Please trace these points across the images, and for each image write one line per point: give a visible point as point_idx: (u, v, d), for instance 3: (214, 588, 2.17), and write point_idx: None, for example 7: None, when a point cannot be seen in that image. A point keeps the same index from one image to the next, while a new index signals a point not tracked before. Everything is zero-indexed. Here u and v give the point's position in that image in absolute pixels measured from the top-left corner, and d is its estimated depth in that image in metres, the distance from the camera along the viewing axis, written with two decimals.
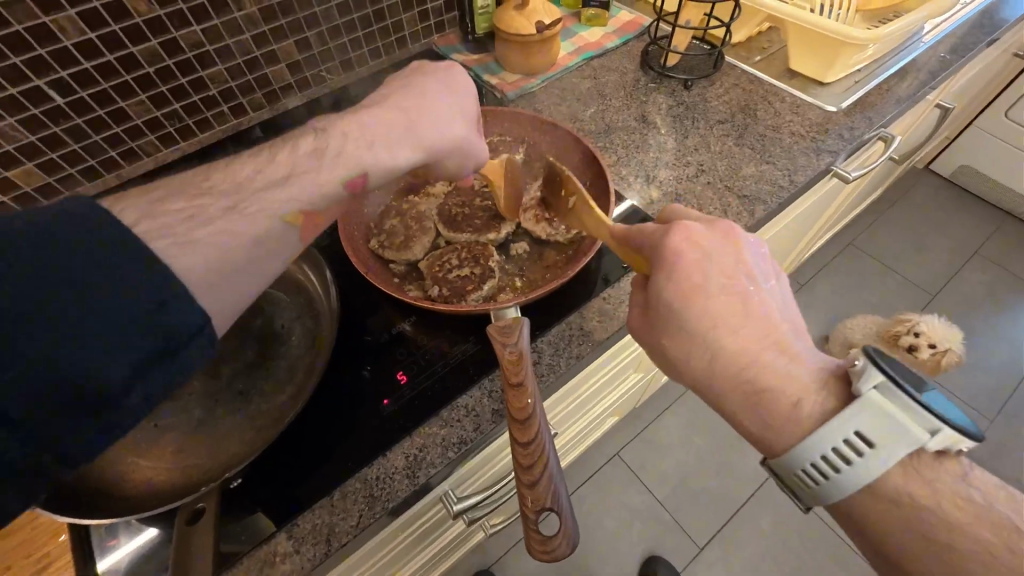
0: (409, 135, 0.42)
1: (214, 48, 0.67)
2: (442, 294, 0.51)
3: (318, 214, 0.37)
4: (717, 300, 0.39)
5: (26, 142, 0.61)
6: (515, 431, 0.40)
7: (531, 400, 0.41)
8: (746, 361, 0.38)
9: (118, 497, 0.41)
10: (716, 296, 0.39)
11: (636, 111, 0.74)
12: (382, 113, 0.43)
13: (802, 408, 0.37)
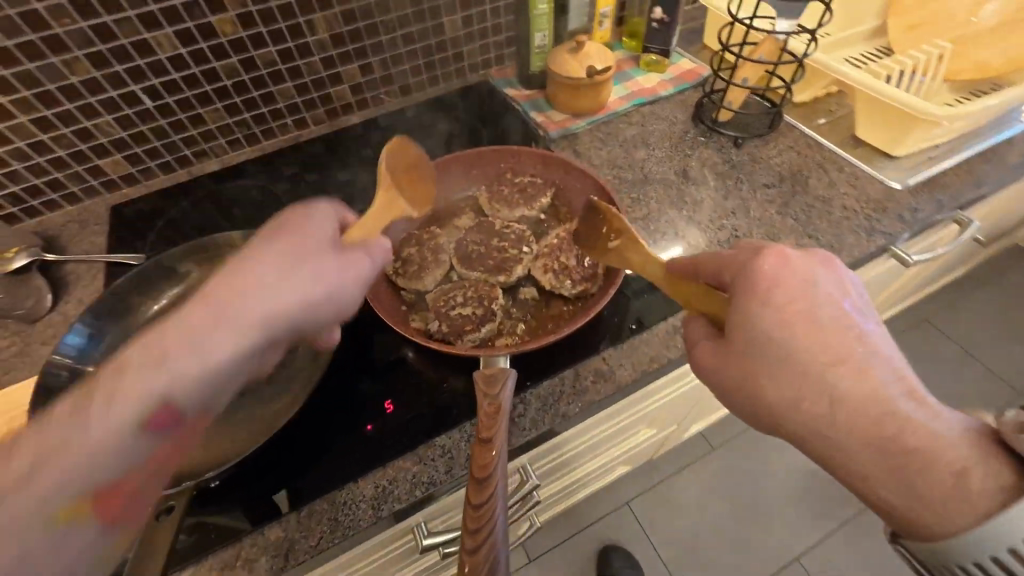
0: (230, 323, 0.33)
1: (285, 68, 0.75)
2: (440, 330, 0.52)
3: (117, 487, 0.30)
4: (816, 345, 0.37)
5: (120, 136, 0.71)
6: (470, 490, 0.39)
7: (495, 457, 0.40)
8: (870, 411, 0.36)
9: None
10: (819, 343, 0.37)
11: (678, 165, 0.72)
12: (205, 293, 0.34)
13: (969, 480, 0.33)
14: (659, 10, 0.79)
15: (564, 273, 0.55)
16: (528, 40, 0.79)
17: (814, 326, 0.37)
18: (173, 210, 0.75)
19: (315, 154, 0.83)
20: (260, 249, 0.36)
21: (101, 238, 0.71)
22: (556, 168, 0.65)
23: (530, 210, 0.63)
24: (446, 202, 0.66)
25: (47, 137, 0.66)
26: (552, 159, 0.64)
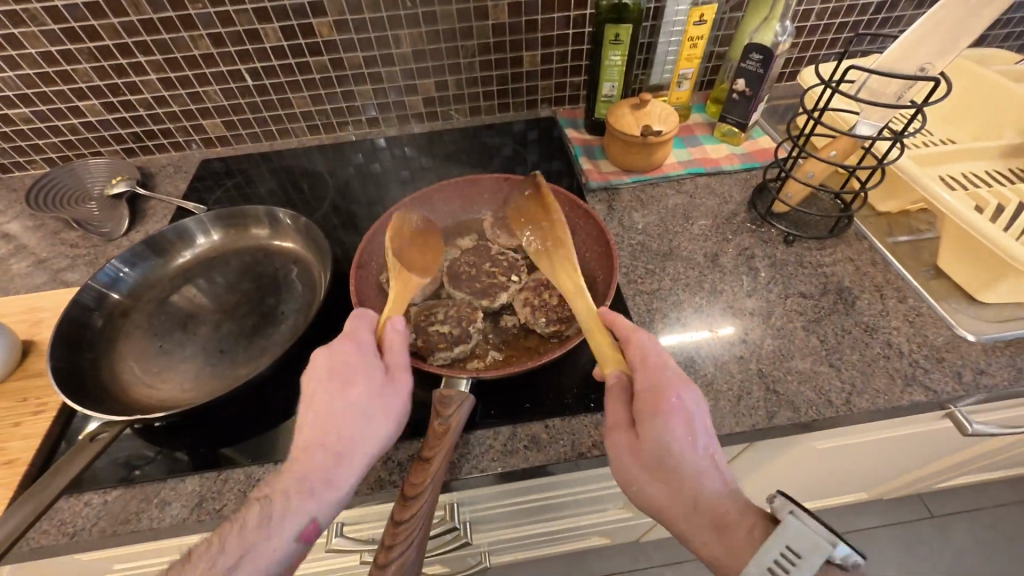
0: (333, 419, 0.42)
1: (368, 72, 0.82)
2: (414, 344, 0.53)
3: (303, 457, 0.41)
4: (665, 454, 0.40)
5: (222, 104, 0.82)
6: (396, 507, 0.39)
7: (425, 480, 0.40)
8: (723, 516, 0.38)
9: (99, 387, 0.52)
10: (673, 455, 0.40)
11: (712, 247, 0.66)
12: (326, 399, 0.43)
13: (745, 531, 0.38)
14: (742, 81, 0.73)
15: (545, 309, 0.55)
16: (596, 89, 0.78)
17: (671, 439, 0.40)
18: (247, 174, 0.85)
19: (377, 152, 0.89)
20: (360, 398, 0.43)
21: (185, 183, 0.83)
22: (560, 203, 0.65)
23: (528, 240, 0.63)
24: (456, 222, 0.68)
25: (168, 94, 0.79)
26: (556, 194, 0.65)
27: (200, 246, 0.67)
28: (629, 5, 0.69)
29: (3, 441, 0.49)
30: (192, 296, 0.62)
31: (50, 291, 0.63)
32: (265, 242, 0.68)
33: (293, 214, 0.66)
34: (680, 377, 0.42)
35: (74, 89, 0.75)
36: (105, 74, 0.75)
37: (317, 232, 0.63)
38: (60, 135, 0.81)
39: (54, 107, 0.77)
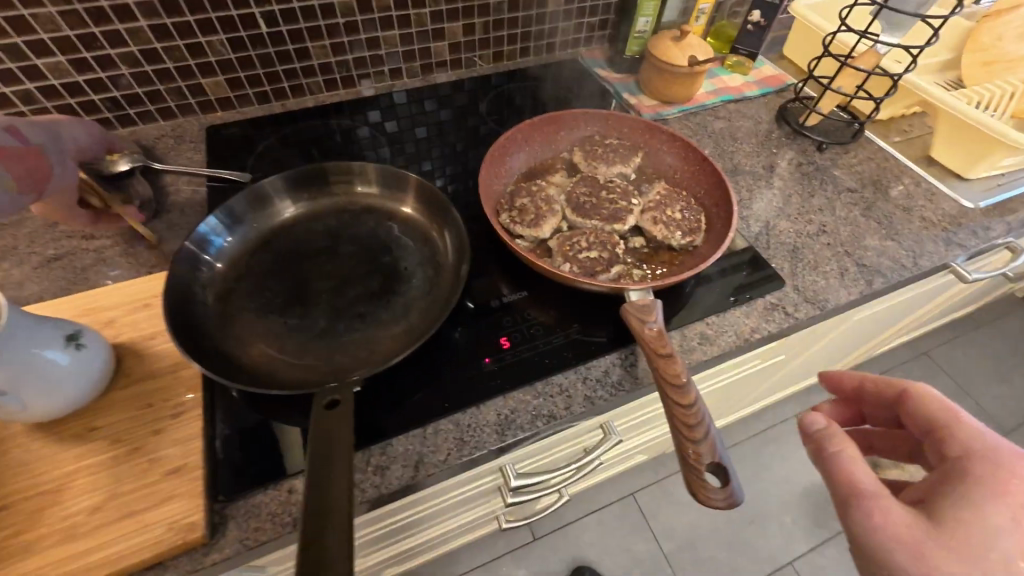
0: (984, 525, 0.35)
1: (396, 15, 0.76)
2: (573, 271, 0.54)
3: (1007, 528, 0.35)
4: (971, 539, 0.34)
5: (228, 58, 0.71)
6: (673, 393, 0.41)
7: (682, 369, 0.43)
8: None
9: (246, 372, 0.46)
10: (980, 550, 0.33)
11: (765, 160, 0.75)
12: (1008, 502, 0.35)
13: None
14: (758, 13, 0.82)
15: (674, 223, 0.59)
16: (630, 25, 0.83)
17: (1007, 551, 0.34)
18: (267, 139, 0.75)
19: (404, 107, 0.84)
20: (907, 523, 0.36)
21: (197, 154, 0.71)
22: (640, 132, 0.69)
23: (626, 167, 0.66)
24: (541, 161, 0.68)
25: (160, 47, 0.66)
26: (635, 123, 0.69)
27: (275, 215, 0.60)
28: None
29: (152, 452, 0.42)
30: (294, 266, 0.56)
31: (103, 288, 0.53)
32: (350, 201, 0.63)
33: (386, 167, 0.62)
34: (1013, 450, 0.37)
35: (34, 43, 0.60)
36: (79, 21, 0.60)
37: (422, 182, 0.61)
38: (10, 107, 0.63)
39: (2, 68, 0.60)
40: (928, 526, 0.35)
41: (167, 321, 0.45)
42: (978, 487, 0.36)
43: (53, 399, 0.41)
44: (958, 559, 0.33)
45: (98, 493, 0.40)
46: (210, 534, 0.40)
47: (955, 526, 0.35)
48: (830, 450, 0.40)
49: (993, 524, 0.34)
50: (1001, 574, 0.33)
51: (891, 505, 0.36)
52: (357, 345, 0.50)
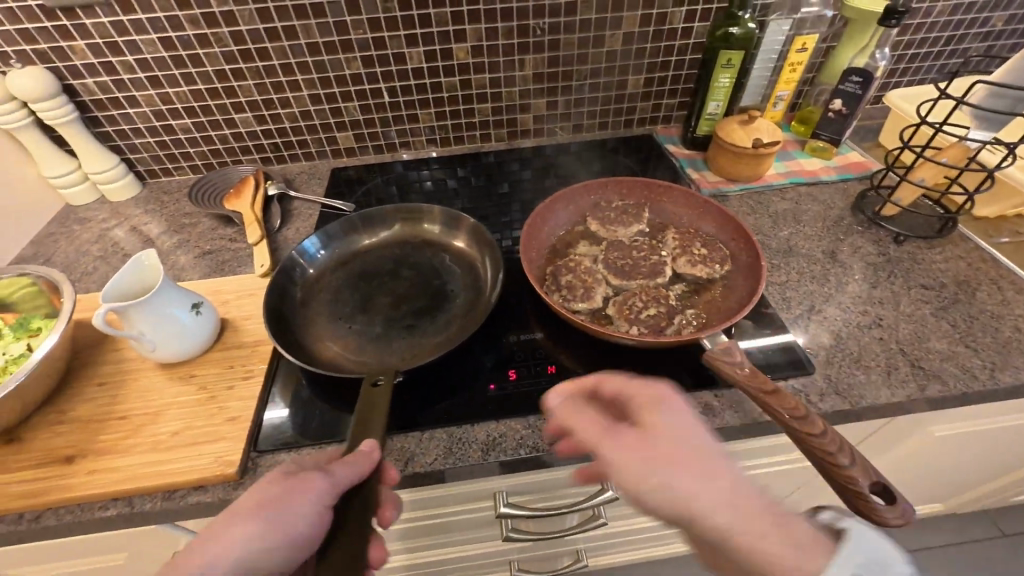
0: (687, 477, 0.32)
1: (491, 91, 0.91)
2: (642, 331, 0.57)
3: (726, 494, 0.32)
4: (668, 450, 0.34)
5: (357, 118, 0.91)
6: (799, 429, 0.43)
7: (796, 401, 0.44)
8: (741, 491, 0.32)
9: (305, 353, 0.58)
10: (682, 448, 0.34)
11: (828, 245, 0.72)
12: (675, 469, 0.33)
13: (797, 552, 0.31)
14: (839, 101, 0.81)
15: (706, 259, 0.65)
16: (700, 107, 0.87)
17: (681, 444, 0.34)
18: (373, 181, 0.93)
19: (486, 165, 0.97)
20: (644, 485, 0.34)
21: (322, 188, 0.91)
22: (639, 190, 0.76)
23: (640, 225, 0.71)
24: (565, 228, 0.74)
25: (313, 109, 0.88)
26: (635, 184, 0.75)
27: (359, 239, 0.74)
28: (737, 34, 0.78)
29: (222, 401, 0.54)
30: (362, 284, 0.68)
31: (231, 277, 0.71)
32: (414, 236, 0.75)
33: (443, 209, 0.74)
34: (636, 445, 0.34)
35: (235, 103, 0.85)
36: (265, 90, 0.84)
37: (472, 223, 0.72)
38: (211, 145, 0.90)
39: (212, 119, 0.87)
40: (665, 451, 0.34)
41: (263, 305, 0.60)
42: (662, 407, 0.36)
43: (171, 348, 0.56)
44: (706, 464, 0.33)
45: (181, 422, 0.53)
46: (241, 475, 0.50)
47: (639, 442, 0.35)
48: (600, 435, 0.36)
49: (670, 417, 0.36)
50: (704, 435, 0.35)
51: (629, 464, 0.34)
52: (401, 349, 0.59)
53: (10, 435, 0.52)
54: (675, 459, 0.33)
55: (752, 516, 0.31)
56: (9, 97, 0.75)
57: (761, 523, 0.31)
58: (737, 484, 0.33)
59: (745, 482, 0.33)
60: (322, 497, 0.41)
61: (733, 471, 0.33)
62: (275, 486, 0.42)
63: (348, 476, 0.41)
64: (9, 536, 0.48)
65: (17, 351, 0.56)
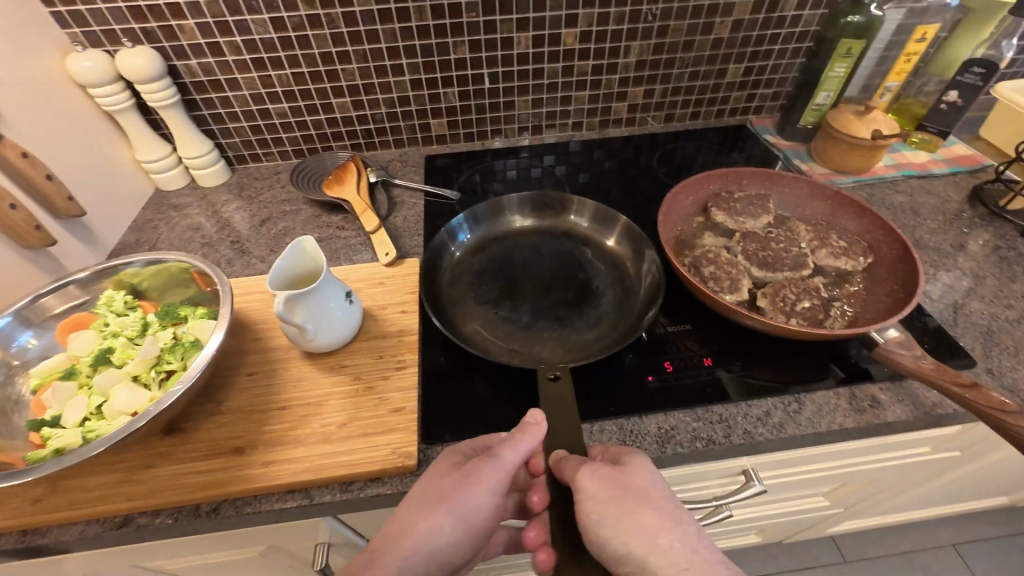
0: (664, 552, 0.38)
1: (590, 79, 0.89)
2: (802, 324, 0.57)
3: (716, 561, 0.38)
4: (660, 518, 0.39)
5: (454, 105, 0.90)
6: (1009, 420, 0.44)
7: (994, 392, 0.45)
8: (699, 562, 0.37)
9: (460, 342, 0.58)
10: (667, 517, 0.39)
11: (954, 238, 0.72)
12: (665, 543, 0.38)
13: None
14: (955, 93, 0.81)
15: (848, 251, 0.64)
16: (808, 98, 0.86)
17: (667, 504, 0.40)
18: (467, 170, 0.91)
19: (579, 154, 0.95)
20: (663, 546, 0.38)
21: (417, 176, 0.89)
22: (762, 181, 0.75)
23: (769, 216, 0.71)
24: (688, 218, 0.73)
25: (412, 94, 0.87)
26: (758, 174, 0.75)
27: (483, 228, 0.74)
28: (858, 22, 0.77)
29: (382, 392, 0.53)
30: (504, 268, 0.68)
31: (353, 266, 0.69)
32: (558, 225, 0.74)
33: (599, 206, 0.73)
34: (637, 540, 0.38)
35: (336, 87, 0.84)
36: (368, 73, 0.83)
37: (625, 221, 0.70)
38: (305, 130, 0.88)
39: (310, 103, 0.85)
40: (638, 528, 0.38)
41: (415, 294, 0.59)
42: (643, 467, 0.41)
43: (325, 339, 0.54)
44: (668, 543, 0.38)
45: (344, 413, 0.52)
46: (417, 467, 0.49)
47: (623, 510, 0.38)
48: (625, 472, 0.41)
49: (653, 492, 0.40)
50: (688, 517, 0.40)
51: (621, 524, 0.38)
52: (553, 342, 0.57)
53: (170, 425, 0.51)
54: (634, 542, 0.38)
55: (673, 563, 0.37)
56: (113, 78, 0.72)
57: (690, 568, 0.37)
58: (693, 549, 0.38)
59: (699, 537, 0.39)
60: (497, 480, 0.41)
61: (681, 535, 0.39)
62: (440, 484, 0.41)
63: (517, 453, 0.42)
64: (184, 529, 0.47)
65: (167, 337, 0.53)
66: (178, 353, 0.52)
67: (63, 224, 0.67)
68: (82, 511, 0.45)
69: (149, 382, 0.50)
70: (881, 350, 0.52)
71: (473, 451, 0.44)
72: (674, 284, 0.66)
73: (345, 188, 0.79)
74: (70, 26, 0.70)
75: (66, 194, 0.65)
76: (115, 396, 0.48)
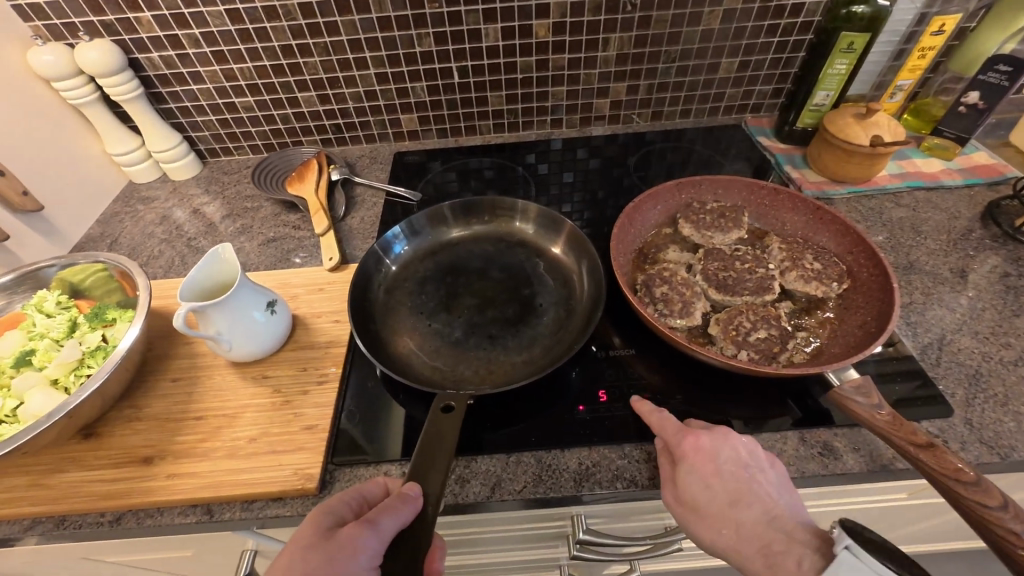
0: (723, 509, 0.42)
1: (568, 73, 0.84)
2: (752, 357, 0.52)
3: (765, 528, 0.41)
4: (738, 484, 0.42)
5: (424, 100, 0.86)
6: (962, 494, 0.38)
7: (953, 458, 0.39)
8: (777, 522, 0.41)
9: (387, 357, 0.56)
10: (745, 480, 0.42)
11: (955, 262, 0.64)
12: (718, 483, 0.42)
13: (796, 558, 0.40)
14: (976, 93, 0.71)
15: (821, 275, 0.58)
16: (805, 97, 0.78)
17: (741, 469, 0.43)
18: (435, 167, 0.88)
19: (555, 152, 0.89)
20: (711, 503, 0.42)
21: (383, 173, 0.87)
22: (738, 191, 0.69)
23: (740, 231, 0.65)
24: (653, 230, 0.68)
25: (379, 89, 0.84)
26: (734, 184, 0.68)
27: (439, 234, 0.71)
28: (864, 13, 0.68)
29: (298, 407, 0.52)
30: (451, 277, 0.66)
31: (298, 270, 0.68)
32: (516, 234, 0.71)
33: (547, 210, 0.70)
34: (708, 476, 0.42)
35: (299, 81, 0.81)
36: (331, 67, 0.80)
37: (575, 229, 0.66)
38: (273, 124, 0.86)
39: (276, 97, 0.83)
40: (720, 493, 0.42)
41: (346, 305, 0.58)
42: (708, 433, 0.44)
43: (248, 350, 0.54)
44: (750, 510, 0.42)
45: (257, 427, 0.51)
46: (320, 489, 0.47)
47: (700, 480, 0.42)
48: (676, 442, 0.44)
49: (723, 457, 0.43)
50: (769, 474, 0.43)
51: (702, 498, 0.42)
52: (480, 361, 0.56)
53: (88, 430, 0.51)
54: (715, 514, 0.42)
55: (754, 532, 0.41)
56: (76, 71, 0.72)
57: (773, 538, 0.41)
58: (772, 513, 0.41)
59: (778, 490, 0.42)
60: (373, 555, 0.35)
61: (759, 492, 0.42)
62: (306, 558, 0.34)
63: (398, 521, 0.35)
64: (90, 535, 0.47)
65: (92, 341, 0.53)
66: (98, 358, 0.52)
67: (19, 218, 0.68)
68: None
69: (68, 387, 0.50)
70: (835, 395, 0.46)
71: (354, 508, 0.38)
72: (626, 302, 0.62)
73: (304, 186, 0.77)
74: (32, 20, 0.70)
75: (20, 189, 0.66)
76: (27, 401, 0.48)
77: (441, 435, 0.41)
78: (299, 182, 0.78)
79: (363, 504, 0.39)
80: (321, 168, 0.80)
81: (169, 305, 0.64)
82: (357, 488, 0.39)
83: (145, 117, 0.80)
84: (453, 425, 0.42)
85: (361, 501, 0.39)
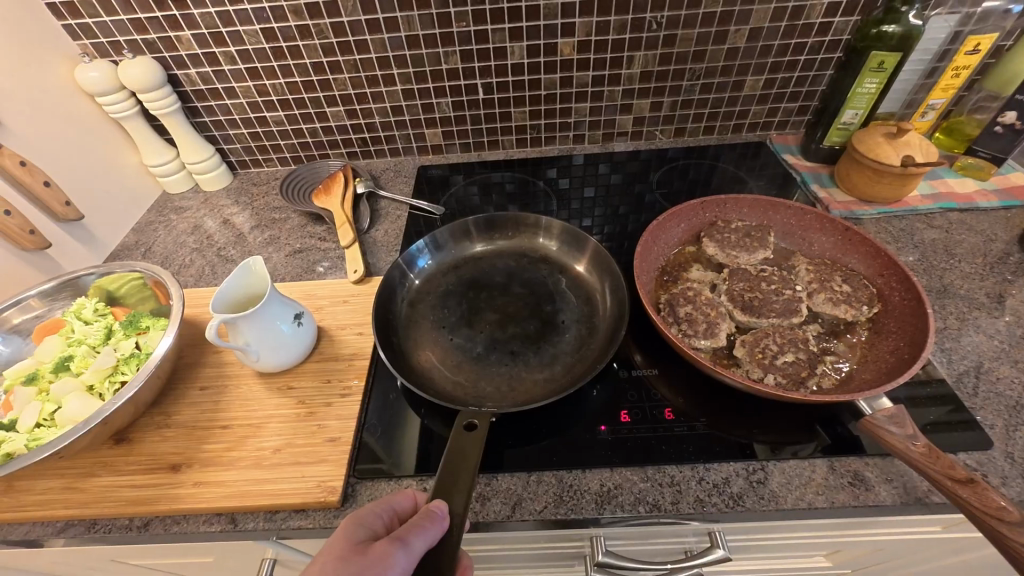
0: None
1: (592, 90, 0.84)
2: (780, 381, 0.51)
3: None
4: None
5: (448, 115, 0.87)
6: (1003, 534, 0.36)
7: (999, 498, 0.37)
8: None
9: (409, 372, 0.56)
10: None
11: (992, 288, 0.62)
12: None
13: None
14: (1013, 114, 0.69)
15: (851, 298, 0.57)
16: (833, 115, 0.77)
17: None
18: (458, 181, 0.89)
19: (577, 167, 0.90)
20: None
21: (407, 187, 0.88)
22: (765, 209, 0.68)
23: (766, 252, 0.64)
24: (675, 249, 0.67)
25: (405, 104, 0.85)
26: (760, 202, 0.68)
27: (462, 248, 0.72)
28: (895, 33, 0.67)
29: (321, 419, 0.53)
30: (473, 291, 0.66)
31: (323, 281, 0.69)
32: (539, 250, 0.72)
33: (571, 227, 0.70)
34: None
35: (328, 96, 0.83)
36: (359, 83, 0.82)
37: (599, 246, 0.66)
38: (301, 138, 0.89)
39: (305, 112, 0.85)
40: None
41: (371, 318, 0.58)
42: None
43: (275, 363, 0.55)
44: None
45: (282, 438, 0.51)
46: (342, 502, 0.48)
47: None
48: None
49: None
50: None
51: None
52: (501, 377, 0.56)
53: (120, 435, 0.53)
54: None
55: None
56: (119, 86, 0.75)
57: None
58: None
59: None
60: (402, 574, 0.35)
61: None
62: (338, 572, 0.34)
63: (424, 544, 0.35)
64: (119, 540, 0.48)
65: (127, 348, 0.55)
66: (132, 365, 0.53)
67: (63, 227, 0.71)
68: (31, 513, 0.47)
69: (102, 392, 0.52)
70: (866, 422, 0.45)
71: (385, 522, 0.39)
72: (648, 321, 0.61)
73: (332, 199, 0.79)
74: (80, 39, 0.74)
75: (63, 200, 0.69)
76: (65, 405, 0.49)
77: (464, 453, 0.42)
78: (328, 194, 0.80)
79: (392, 518, 0.40)
80: (348, 181, 0.82)
81: (199, 314, 0.66)
82: (387, 501, 0.40)
83: (181, 131, 0.82)
84: (478, 443, 0.42)
85: (392, 515, 0.40)
